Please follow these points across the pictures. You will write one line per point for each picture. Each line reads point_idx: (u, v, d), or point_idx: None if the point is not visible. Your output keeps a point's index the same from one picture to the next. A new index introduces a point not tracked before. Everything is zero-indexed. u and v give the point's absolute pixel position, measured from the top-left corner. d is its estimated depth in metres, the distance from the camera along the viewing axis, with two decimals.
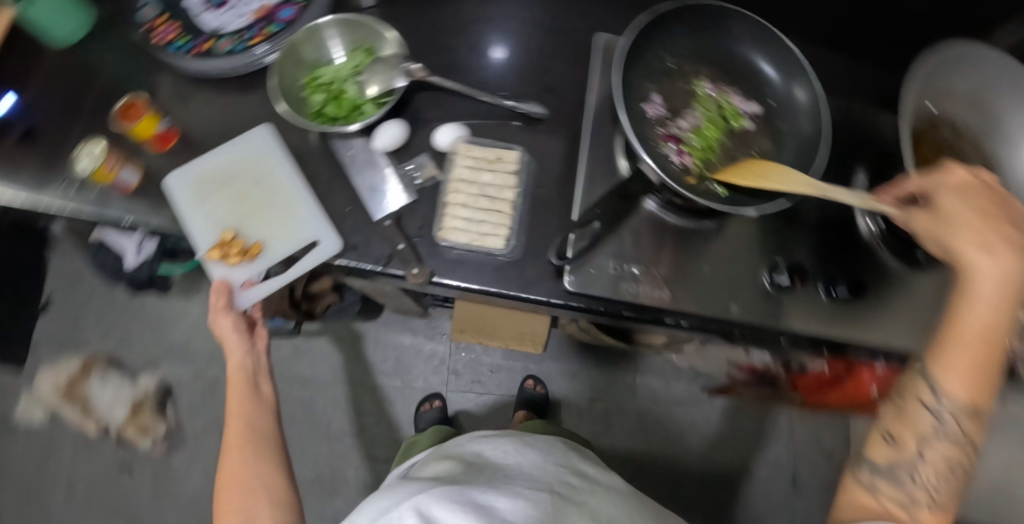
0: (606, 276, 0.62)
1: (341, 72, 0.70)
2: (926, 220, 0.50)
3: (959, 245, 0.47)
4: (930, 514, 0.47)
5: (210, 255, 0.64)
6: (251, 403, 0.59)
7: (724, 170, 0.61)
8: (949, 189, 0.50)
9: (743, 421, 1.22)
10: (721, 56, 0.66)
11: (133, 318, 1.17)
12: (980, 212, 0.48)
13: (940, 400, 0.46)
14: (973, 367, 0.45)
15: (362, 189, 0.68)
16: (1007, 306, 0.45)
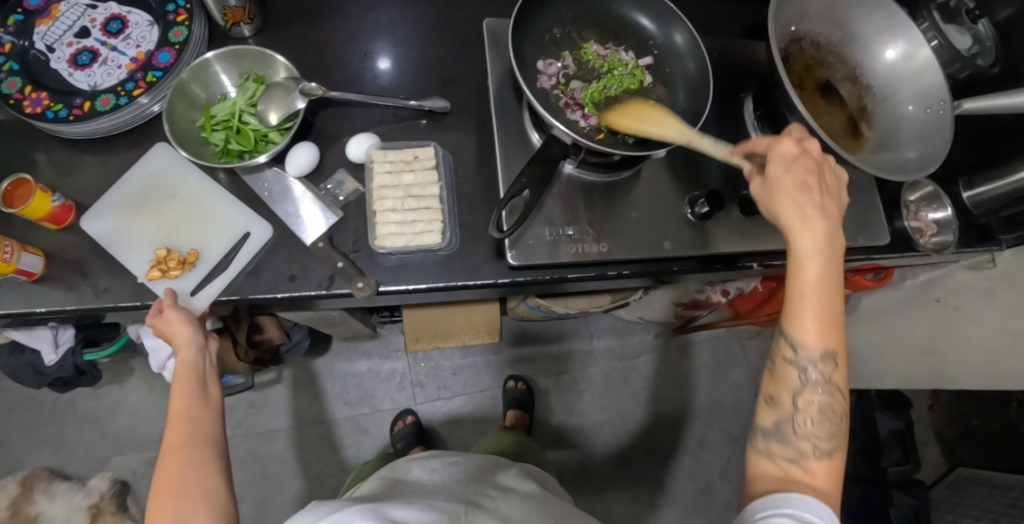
0: (546, 244, 0.64)
1: (236, 105, 0.67)
2: (761, 198, 0.57)
3: (791, 222, 0.54)
4: (819, 462, 0.53)
5: (151, 275, 0.63)
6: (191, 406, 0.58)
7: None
8: (774, 160, 0.56)
9: (698, 356, 1.31)
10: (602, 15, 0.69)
11: (61, 423, 1.08)
12: (801, 184, 0.54)
13: (801, 354, 0.54)
14: (823, 323, 0.53)
15: (289, 219, 0.67)
16: (826, 266, 0.53)
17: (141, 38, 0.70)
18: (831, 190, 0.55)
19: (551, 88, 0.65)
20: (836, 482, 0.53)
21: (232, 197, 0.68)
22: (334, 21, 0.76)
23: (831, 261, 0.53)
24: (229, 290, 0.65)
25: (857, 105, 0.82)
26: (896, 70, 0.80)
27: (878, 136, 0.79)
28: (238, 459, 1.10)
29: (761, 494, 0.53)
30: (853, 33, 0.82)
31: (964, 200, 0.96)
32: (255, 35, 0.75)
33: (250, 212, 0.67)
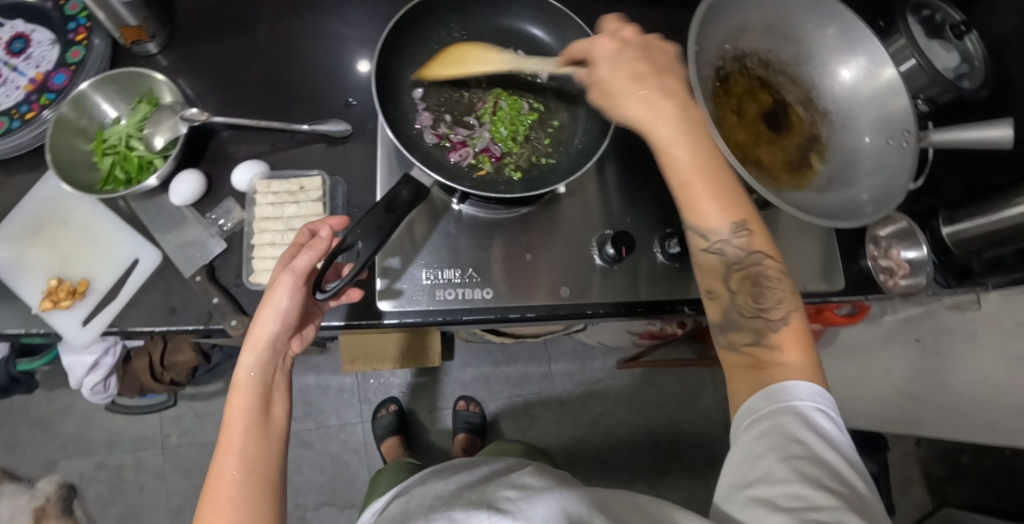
0: (425, 289, 0.63)
1: (122, 130, 0.65)
2: (602, 102, 0.54)
3: (640, 117, 0.51)
4: (783, 335, 0.47)
5: (43, 306, 0.62)
6: (250, 424, 0.48)
7: (518, 151, 0.65)
8: (603, 63, 0.54)
9: (655, 381, 1.28)
10: (503, 37, 0.70)
11: (10, 424, 1.09)
12: (632, 72, 0.52)
13: (714, 241, 0.49)
14: (711, 198, 0.49)
15: (170, 250, 0.64)
16: (692, 141, 0.50)
17: (40, 57, 0.69)
18: (666, 68, 0.53)
19: (437, 117, 0.65)
20: (805, 347, 0.47)
21: (122, 222, 0.66)
22: (242, 35, 0.73)
23: (691, 135, 0.51)
24: (115, 321, 0.63)
25: (809, 133, 0.71)
26: (853, 94, 0.69)
27: (830, 169, 0.69)
28: (182, 469, 1.10)
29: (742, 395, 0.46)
30: (806, 50, 0.71)
31: (942, 235, 0.84)
32: (163, 51, 0.72)
33: (137, 236, 0.65)
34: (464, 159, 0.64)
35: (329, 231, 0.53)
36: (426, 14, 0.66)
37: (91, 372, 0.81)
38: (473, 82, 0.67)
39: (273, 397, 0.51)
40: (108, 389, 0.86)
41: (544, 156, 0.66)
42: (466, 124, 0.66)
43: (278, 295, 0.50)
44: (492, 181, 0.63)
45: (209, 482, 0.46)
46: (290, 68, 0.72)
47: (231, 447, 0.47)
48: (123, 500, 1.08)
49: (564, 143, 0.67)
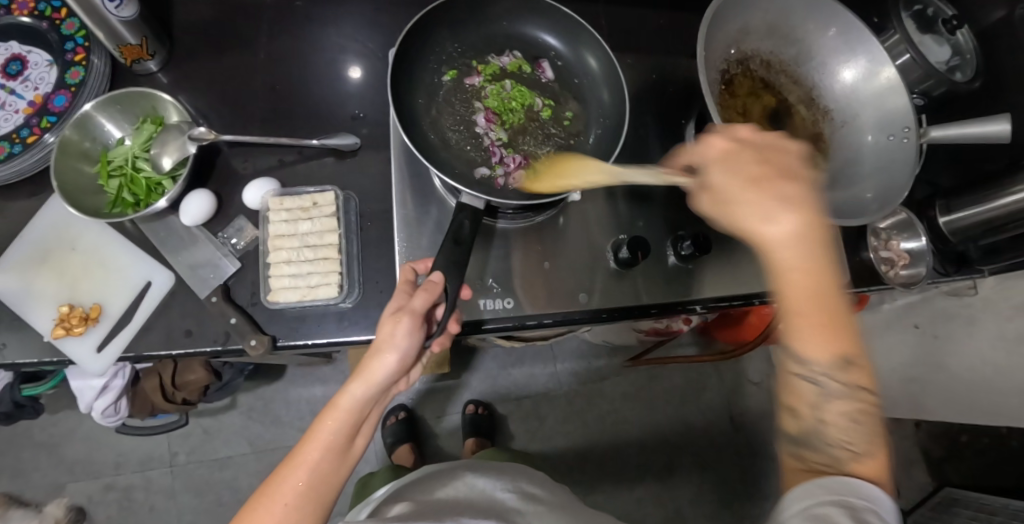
0: None
1: (129, 151, 0.64)
2: (713, 210, 0.49)
3: (756, 230, 0.46)
4: (865, 467, 0.44)
5: (56, 333, 0.61)
6: (336, 446, 0.48)
7: (536, 155, 0.66)
8: (715, 167, 0.49)
9: (660, 377, 1.30)
10: (512, 45, 0.70)
11: (14, 449, 1.07)
12: (753, 182, 0.47)
13: (813, 367, 0.46)
14: (819, 331, 0.45)
15: (184, 270, 0.64)
16: (814, 270, 0.44)
17: (38, 79, 0.68)
18: (791, 174, 0.47)
19: (452, 128, 0.66)
20: (886, 480, 0.45)
21: (133, 245, 0.65)
22: (244, 50, 0.72)
23: (817, 262, 0.45)
24: (130, 345, 0.62)
25: (812, 130, 0.73)
26: (856, 94, 0.70)
27: (836, 166, 0.71)
28: (192, 486, 1.09)
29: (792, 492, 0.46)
30: (806, 50, 0.72)
31: (941, 225, 0.86)
32: (163, 68, 0.71)
33: (149, 259, 0.64)
34: (482, 167, 0.64)
35: (436, 272, 0.53)
36: (431, 25, 0.66)
37: (100, 396, 0.80)
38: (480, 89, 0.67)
39: (360, 427, 0.51)
40: (119, 411, 0.85)
41: (561, 159, 0.66)
42: (483, 131, 0.66)
43: (398, 335, 0.50)
44: (514, 185, 0.64)
45: (278, 483, 0.46)
46: (294, 81, 0.72)
47: (308, 460, 0.47)
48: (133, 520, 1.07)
49: (579, 146, 0.67)
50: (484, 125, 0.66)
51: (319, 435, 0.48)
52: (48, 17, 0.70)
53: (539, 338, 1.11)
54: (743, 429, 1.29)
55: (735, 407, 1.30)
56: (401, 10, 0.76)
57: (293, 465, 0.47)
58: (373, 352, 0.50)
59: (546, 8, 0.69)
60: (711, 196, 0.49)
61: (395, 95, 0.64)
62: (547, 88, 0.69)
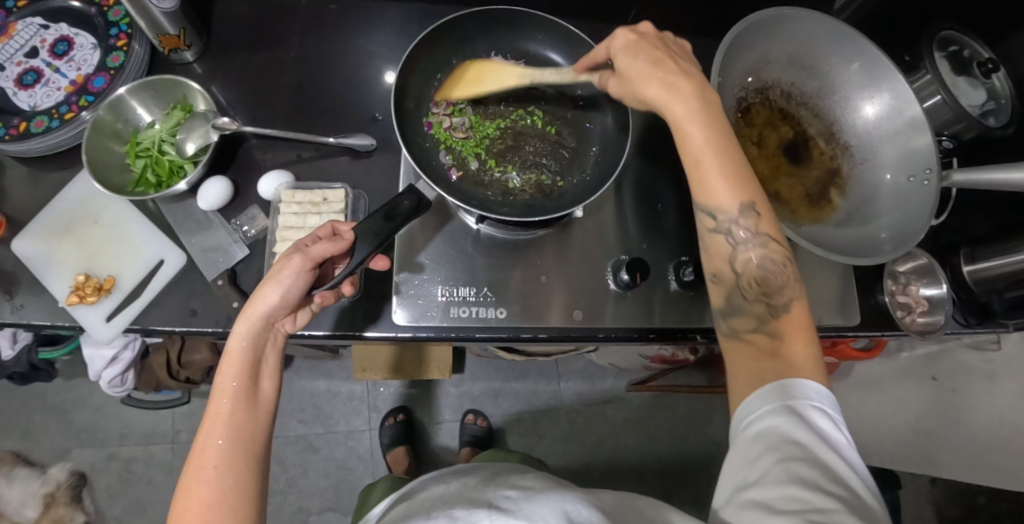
0: (439, 305, 0.64)
1: (157, 134, 0.67)
2: (622, 91, 0.53)
3: (656, 97, 0.50)
4: (782, 321, 0.47)
5: (69, 301, 0.63)
6: (243, 390, 0.48)
7: (531, 176, 0.66)
8: (619, 53, 0.52)
9: (663, 404, 1.27)
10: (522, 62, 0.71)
11: (29, 411, 1.11)
12: (652, 58, 0.50)
13: (723, 223, 0.49)
14: (729, 184, 0.49)
15: (195, 252, 0.66)
16: (710, 121, 0.49)
17: (82, 60, 0.72)
18: (677, 54, 0.52)
19: (449, 135, 0.67)
20: (808, 337, 0.47)
21: (153, 225, 0.68)
22: (274, 47, 0.75)
23: (713, 118, 0.49)
24: (137, 319, 0.64)
25: (829, 166, 0.72)
26: (874, 131, 0.69)
27: (850, 205, 0.69)
28: None
29: (738, 384, 0.47)
30: (828, 84, 0.71)
31: (964, 274, 0.82)
32: (198, 59, 0.74)
33: (165, 239, 0.67)
34: (476, 180, 0.65)
35: (349, 229, 0.55)
36: (454, 35, 0.68)
37: (109, 366, 0.83)
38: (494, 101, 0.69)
39: (261, 370, 0.50)
40: (125, 383, 0.87)
41: (553, 182, 0.66)
42: (480, 147, 0.67)
43: (285, 272, 0.51)
44: (503, 202, 0.65)
45: (195, 449, 0.44)
46: (319, 80, 0.74)
47: (216, 418, 0.46)
48: (131, 491, 1.10)
49: (575, 170, 0.67)
50: (483, 140, 0.67)
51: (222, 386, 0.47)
52: (97, 3, 0.74)
53: (541, 354, 1.10)
54: None
55: None
56: (432, 21, 0.79)
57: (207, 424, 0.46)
58: (253, 294, 0.51)
59: (558, 28, 0.69)
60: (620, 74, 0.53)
61: (399, 103, 0.66)
62: (556, 109, 0.69)
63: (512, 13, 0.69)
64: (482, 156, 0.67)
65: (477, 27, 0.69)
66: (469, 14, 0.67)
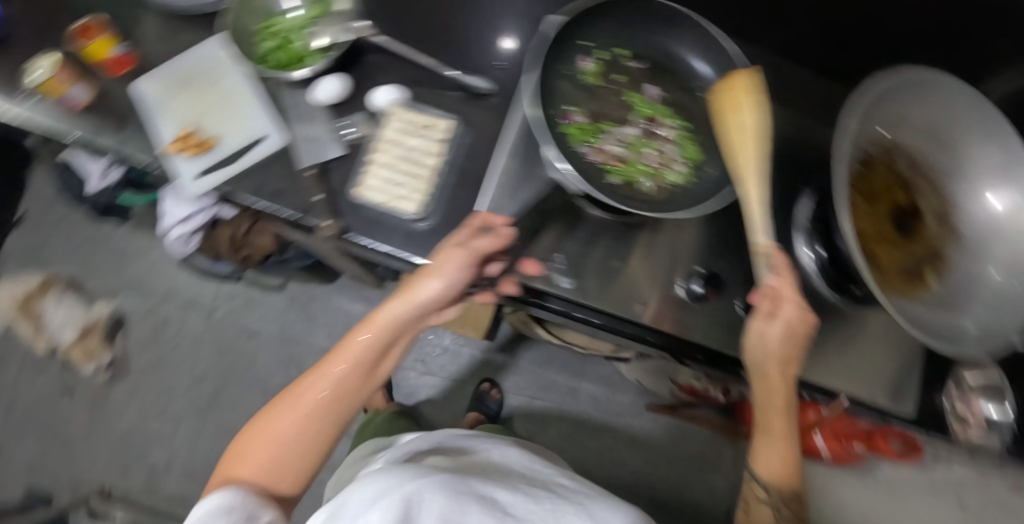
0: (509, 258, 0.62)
1: (294, 23, 0.71)
2: (755, 348, 0.58)
3: (767, 379, 0.58)
4: None
5: (171, 149, 0.67)
6: (364, 360, 0.52)
7: (657, 169, 0.58)
8: (779, 320, 0.56)
9: (673, 438, 1.24)
10: (651, 55, 0.61)
11: (94, 245, 1.18)
12: (791, 346, 0.57)
13: (771, 497, 0.60)
14: (778, 466, 0.60)
15: (294, 138, 0.68)
16: (790, 422, 0.59)
17: None
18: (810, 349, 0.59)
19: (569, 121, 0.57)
20: None
21: (263, 101, 0.70)
22: None
23: (789, 420, 0.59)
24: (225, 183, 0.67)
25: (933, 247, 0.68)
26: (995, 223, 0.65)
27: (945, 291, 0.66)
28: (217, 342, 1.17)
29: None
30: (961, 163, 0.67)
31: None
32: None
33: (271, 117, 0.69)
34: (606, 166, 0.57)
35: (507, 227, 0.59)
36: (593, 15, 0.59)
37: (180, 223, 0.86)
38: (617, 90, 0.60)
39: (387, 349, 0.55)
40: (189, 244, 0.91)
41: (676, 179, 0.58)
42: (606, 138, 0.57)
43: (451, 264, 0.55)
44: (624, 194, 0.56)
45: (302, 387, 0.50)
46: (456, 13, 0.75)
47: (331, 373, 0.51)
48: (158, 345, 1.16)
49: (692, 174, 0.59)
50: (605, 131, 0.58)
51: (347, 350, 0.52)
52: None
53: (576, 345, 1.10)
54: None
55: None
56: None
57: (324, 375, 0.51)
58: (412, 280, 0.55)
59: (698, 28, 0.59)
60: (771, 320, 0.57)
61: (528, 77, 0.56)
62: (684, 104, 0.61)
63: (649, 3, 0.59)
64: (613, 151, 0.57)
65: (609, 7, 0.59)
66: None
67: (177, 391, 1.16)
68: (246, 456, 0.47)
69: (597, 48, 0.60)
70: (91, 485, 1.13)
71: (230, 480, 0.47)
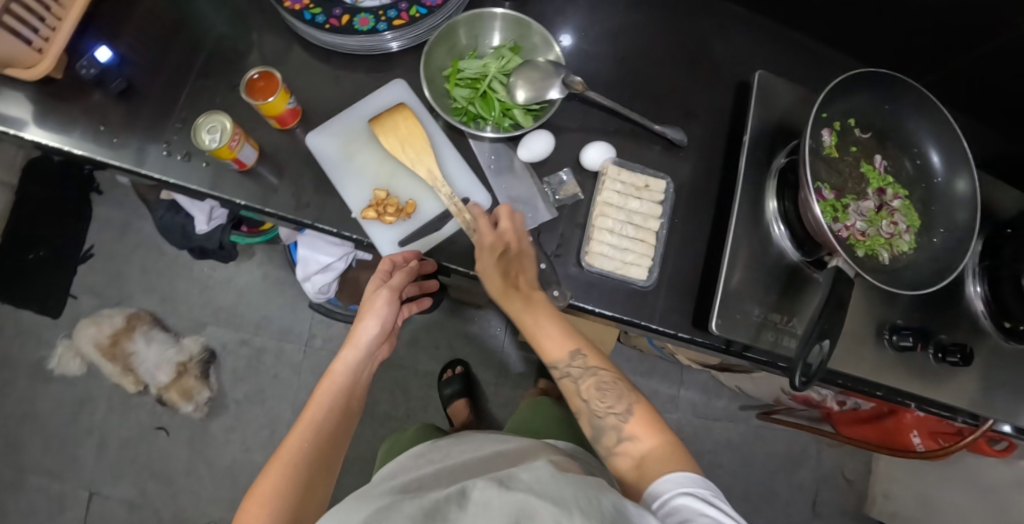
0: (750, 324, 0.62)
1: (489, 70, 0.66)
2: (503, 287, 0.59)
3: (533, 317, 0.59)
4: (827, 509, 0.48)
5: (368, 215, 0.62)
6: (335, 411, 0.57)
7: (892, 239, 0.61)
8: (484, 251, 0.58)
9: (764, 437, 1.31)
10: (876, 126, 0.64)
11: (180, 276, 1.13)
12: (506, 275, 0.59)
13: (623, 442, 0.55)
14: (597, 388, 0.59)
15: (500, 199, 0.65)
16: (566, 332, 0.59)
17: None
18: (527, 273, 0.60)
19: (817, 200, 0.59)
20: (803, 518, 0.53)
21: (459, 158, 0.66)
22: (595, 23, 0.76)
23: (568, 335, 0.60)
24: (430, 250, 0.63)
25: None
26: None
27: None
28: (318, 371, 1.13)
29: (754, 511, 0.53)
30: None
31: None
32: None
33: (471, 177, 0.65)
34: (852, 239, 0.59)
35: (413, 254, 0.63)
36: (839, 89, 0.61)
37: (321, 272, 0.83)
38: (850, 159, 0.63)
39: (353, 391, 0.60)
40: (329, 292, 0.88)
41: (907, 249, 0.61)
42: (845, 212, 0.60)
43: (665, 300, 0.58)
44: (872, 267, 0.59)
45: (282, 446, 0.54)
46: (631, 63, 0.75)
47: (306, 427, 0.55)
48: (256, 377, 1.12)
49: (921, 242, 0.62)
50: (843, 205, 0.61)
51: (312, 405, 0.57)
52: None
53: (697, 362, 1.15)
54: (825, 515, 1.30)
55: (826, 494, 1.30)
56: (747, 35, 0.79)
57: (319, 428, 0.55)
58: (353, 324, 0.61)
59: (926, 101, 0.62)
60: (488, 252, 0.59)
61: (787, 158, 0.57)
62: (902, 175, 0.64)
63: (884, 77, 0.61)
64: (857, 225, 0.60)
65: (848, 81, 0.61)
66: (853, 73, 0.60)
67: (280, 422, 1.11)
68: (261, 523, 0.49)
69: (834, 119, 0.62)
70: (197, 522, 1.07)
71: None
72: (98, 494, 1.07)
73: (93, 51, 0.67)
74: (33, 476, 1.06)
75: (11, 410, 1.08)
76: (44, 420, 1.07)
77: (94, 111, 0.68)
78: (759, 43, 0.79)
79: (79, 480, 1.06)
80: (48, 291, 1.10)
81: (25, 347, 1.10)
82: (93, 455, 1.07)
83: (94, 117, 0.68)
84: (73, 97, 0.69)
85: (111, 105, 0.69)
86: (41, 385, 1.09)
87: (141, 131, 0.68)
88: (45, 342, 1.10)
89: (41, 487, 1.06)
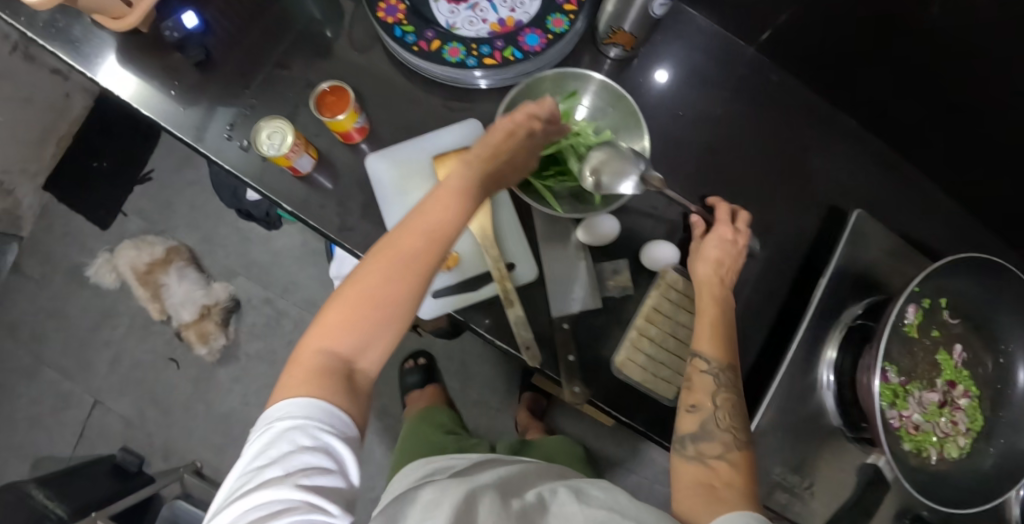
0: (765, 478, 0.60)
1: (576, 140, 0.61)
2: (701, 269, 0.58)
3: (703, 307, 0.57)
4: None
5: None
6: (444, 236, 0.48)
7: (944, 440, 0.59)
8: (713, 231, 0.60)
9: None
10: (968, 311, 0.60)
11: (224, 220, 1.15)
12: (715, 261, 0.58)
13: (721, 457, 0.50)
14: (733, 409, 0.53)
15: (548, 275, 0.62)
16: (723, 334, 0.55)
17: (519, 2, 0.64)
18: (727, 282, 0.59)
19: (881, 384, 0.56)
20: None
21: (516, 220, 0.63)
22: (696, 103, 0.71)
23: (727, 336, 0.55)
24: (463, 308, 0.61)
25: None
26: None
27: None
28: None
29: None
30: None
31: None
32: (615, 57, 0.69)
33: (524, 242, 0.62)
34: (903, 430, 0.57)
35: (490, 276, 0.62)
36: (948, 270, 0.56)
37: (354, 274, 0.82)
38: (927, 340, 0.59)
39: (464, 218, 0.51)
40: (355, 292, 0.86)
41: (957, 453, 0.59)
42: (906, 399, 0.58)
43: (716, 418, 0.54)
44: (914, 464, 0.57)
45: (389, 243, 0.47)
46: (722, 155, 0.70)
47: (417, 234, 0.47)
48: (271, 337, 1.14)
49: (975, 446, 0.59)
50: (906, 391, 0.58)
51: (423, 212, 0.48)
52: None
53: None
54: None
55: None
56: (853, 153, 0.73)
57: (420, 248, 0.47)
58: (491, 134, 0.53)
59: None
60: (720, 239, 0.59)
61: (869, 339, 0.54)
62: (977, 369, 0.61)
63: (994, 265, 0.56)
64: (913, 413, 0.58)
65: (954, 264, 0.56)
66: (964, 257, 0.54)
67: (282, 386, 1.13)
68: (336, 331, 0.44)
69: (926, 296, 0.58)
70: (184, 455, 1.11)
71: (323, 352, 0.43)
72: (102, 405, 1.12)
73: (181, 16, 0.66)
74: (50, 370, 1.12)
75: (44, 304, 1.13)
76: (71, 322, 1.13)
77: (173, 74, 0.68)
78: (865, 162, 0.73)
79: (88, 387, 1.12)
80: (99, 203, 1.14)
81: (69, 248, 1.14)
82: (106, 366, 1.12)
83: (172, 80, 0.68)
84: (158, 56, 0.68)
85: (192, 71, 0.68)
86: (75, 288, 1.14)
87: (214, 106, 0.68)
88: (87, 249, 1.14)
89: (54, 383, 1.12)
